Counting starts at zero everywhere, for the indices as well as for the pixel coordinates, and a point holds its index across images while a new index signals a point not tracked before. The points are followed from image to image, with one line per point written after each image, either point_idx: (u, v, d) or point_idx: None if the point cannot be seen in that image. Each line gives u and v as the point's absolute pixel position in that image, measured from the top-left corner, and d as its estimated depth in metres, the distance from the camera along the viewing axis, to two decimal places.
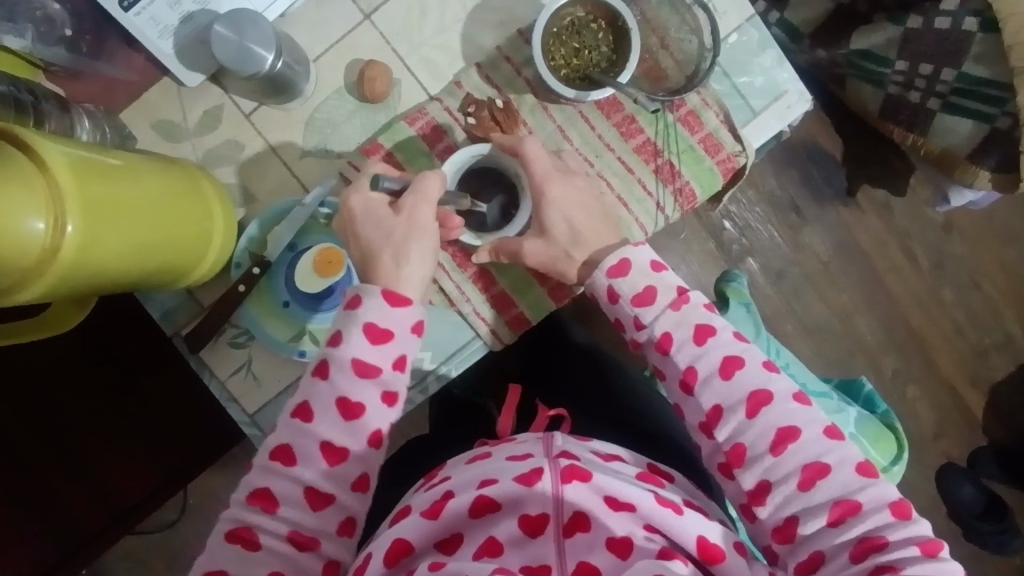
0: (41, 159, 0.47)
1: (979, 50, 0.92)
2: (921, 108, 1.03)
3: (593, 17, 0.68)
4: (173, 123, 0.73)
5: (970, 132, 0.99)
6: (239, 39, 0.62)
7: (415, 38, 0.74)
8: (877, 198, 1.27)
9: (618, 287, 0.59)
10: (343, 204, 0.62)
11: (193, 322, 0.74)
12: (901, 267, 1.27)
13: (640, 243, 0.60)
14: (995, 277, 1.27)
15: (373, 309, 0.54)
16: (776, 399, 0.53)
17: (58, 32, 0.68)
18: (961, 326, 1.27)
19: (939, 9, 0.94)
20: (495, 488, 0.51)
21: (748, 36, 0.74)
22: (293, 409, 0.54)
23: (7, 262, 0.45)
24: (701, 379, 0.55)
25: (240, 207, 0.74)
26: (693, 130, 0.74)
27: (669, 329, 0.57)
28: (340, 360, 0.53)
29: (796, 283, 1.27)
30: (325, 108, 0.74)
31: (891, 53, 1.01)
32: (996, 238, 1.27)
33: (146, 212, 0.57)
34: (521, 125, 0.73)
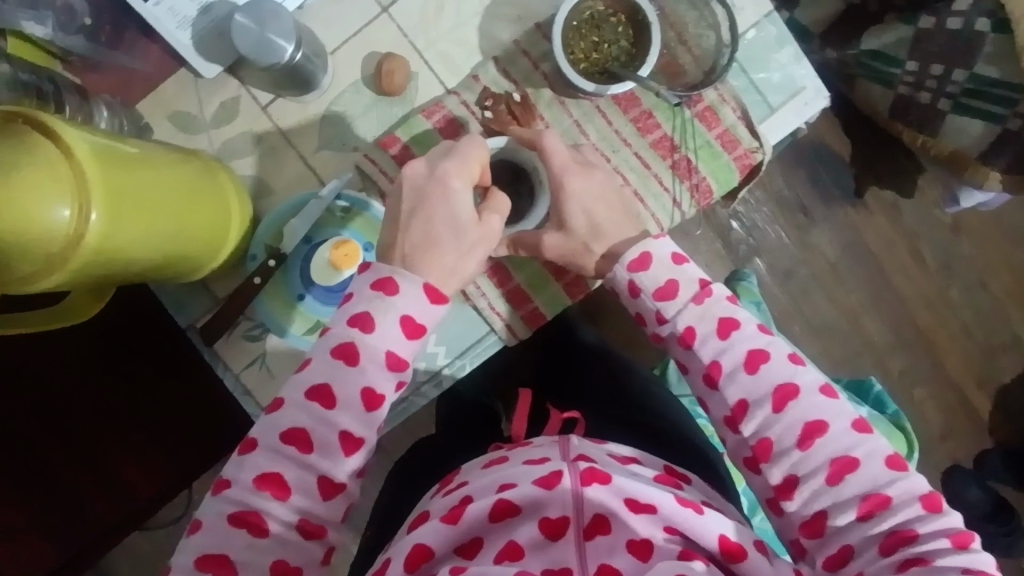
0: (61, 143, 0.47)
1: (992, 50, 0.93)
2: (932, 108, 1.02)
3: (613, 10, 0.66)
4: (189, 115, 0.73)
5: (980, 133, 0.99)
6: (260, 30, 0.62)
7: (432, 32, 0.74)
8: (886, 198, 1.27)
9: (639, 281, 0.60)
10: (439, 171, 0.58)
11: (207, 315, 0.75)
12: (910, 267, 1.27)
13: (661, 236, 0.60)
14: (1002, 278, 1.27)
15: (414, 301, 0.53)
16: (803, 393, 0.53)
17: (78, 22, 0.67)
18: (969, 327, 1.27)
19: (951, 9, 0.95)
20: (515, 492, 0.51)
21: (766, 32, 0.74)
22: (309, 390, 0.51)
23: (31, 249, 0.45)
24: (726, 373, 0.55)
25: (256, 200, 0.74)
26: (710, 126, 0.74)
27: (692, 323, 0.57)
28: (371, 350, 0.51)
29: (803, 283, 1.27)
30: (343, 101, 0.74)
31: (902, 53, 1.01)
32: (1003, 238, 1.27)
33: (162, 202, 0.56)
34: (538, 120, 0.73)
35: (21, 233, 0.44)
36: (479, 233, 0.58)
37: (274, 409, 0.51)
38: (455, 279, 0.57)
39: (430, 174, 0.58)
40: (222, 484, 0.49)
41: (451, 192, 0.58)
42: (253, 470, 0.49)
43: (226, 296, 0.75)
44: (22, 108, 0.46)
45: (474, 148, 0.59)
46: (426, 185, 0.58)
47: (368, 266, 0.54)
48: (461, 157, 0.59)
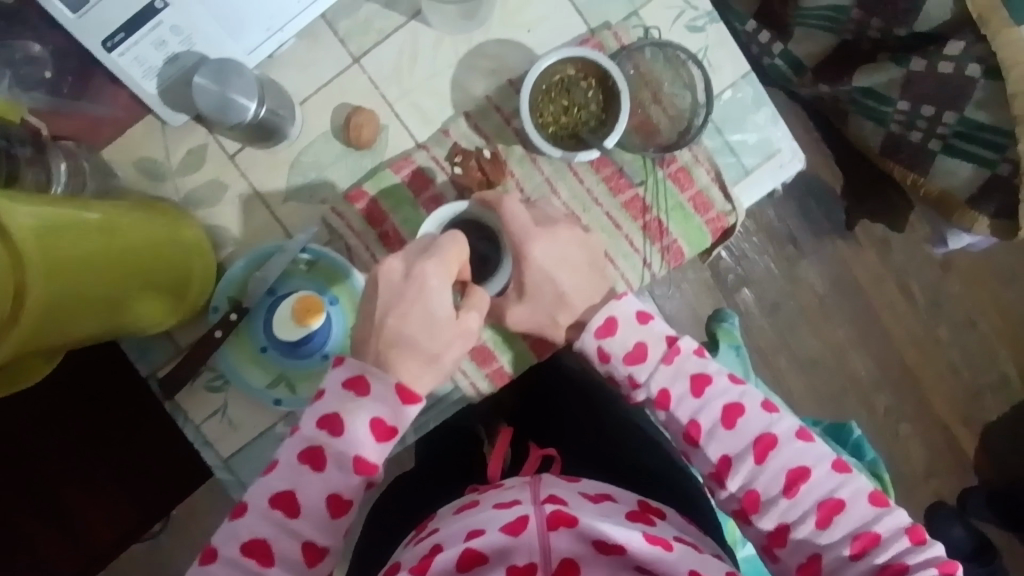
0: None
1: (982, 95, 0.92)
2: (921, 148, 1.01)
3: (585, 74, 0.65)
4: (155, 161, 0.72)
5: (970, 174, 0.97)
6: (221, 89, 0.61)
7: (405, 82, 0.72)
8: (876, 234, 1.26)
9: (608, 347, 0.61)
10: (419, 275, 0.57)
11: (169, 364, 0.73)
12: (898, 304, 1.26)
13: (625, 296, 0.62)
14: (992, 318, 1.26)
15: (382, 404, 0.55)
16: (781, 442, 0.55)
17: (38, 74, 0.67)
18: (956, 365, 1.26)
19: (943, 54, 0.94)
20: (482, 540, 0.50)
21: (743, 92, 0.72)
22: (274, 497, 0.53)
23: None
24: (705, 432, 0.57)
25: (220, 249, 0.73)
26: (683, 188, 0.72)
27: (666, 385, 0.59)
28: (338, 457, 0.53)
29: (790, 316, 1.25)
30: (311, 151, 0.73)
31: (894, 92, 1.01)
32: (994, 277, 1.26)
33: (102, 263, 0.55)
34: (508, 176, 0.72)
35: None
36: (458, 330, 0.59)
37: (236, 515, 0.52)
38: (422, 364, 0.56)
39: (407, 275, 0.58)
40: None
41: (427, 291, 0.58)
42: None
43: (190, 346, 0.73)
44: None
45: (451, 244, 0.58)
46: (402, 287, 0.58)
47: (341, 361, 0.56)
48: (440, 258, 0.58)
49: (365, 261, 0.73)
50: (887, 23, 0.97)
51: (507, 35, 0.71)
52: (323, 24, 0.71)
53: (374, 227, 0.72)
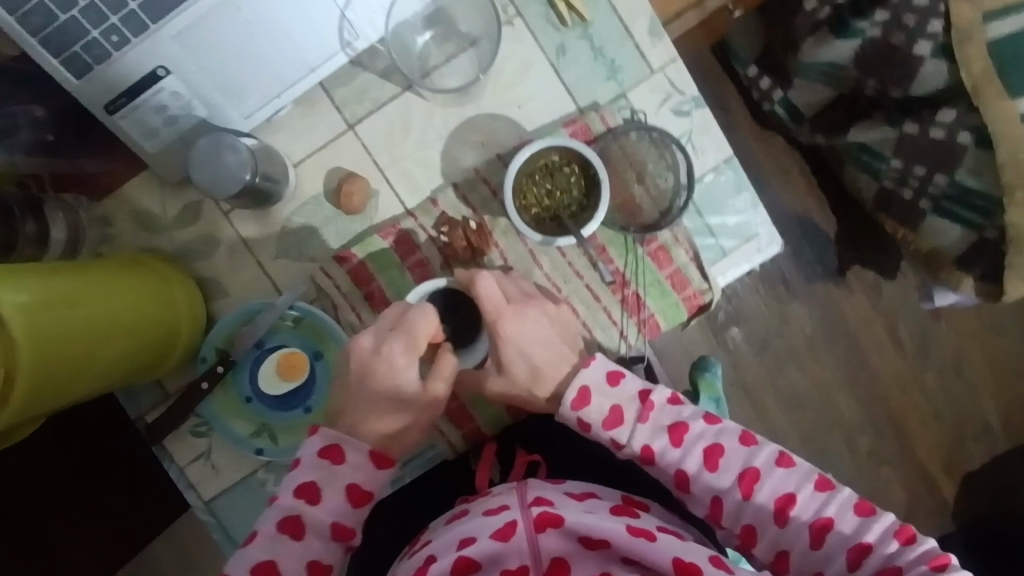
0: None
1: (972, 164, 0.93)
2: (913, 207, 1.02)
3: (567, 161, 0.68)
4: (151, 213, 0.75)
5: (958, 238, 0.99)
6: (215, 170, 0.65)
7: (396, 151, 0.75)
8: (867, 279, 1.21)
9: (586, 417, 0.60)
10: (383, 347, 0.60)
11: (157, 409, 0.76)
12: (886, 346, 1.22)
13: (591, 363, 0.61)
14: (979, 366, 1.22)
15: (359, 470, 0.58)
16: (764, 473, 0.56)
17: (38, 137, 0.68)
18: (941, 412, 1.22)
19: (936, 120, 0.94)
20: (474, 547, 0.51)
21: (724, 176, 0.74)
22: (254, 567, 0.55)
23: None
24: (693, 478, 0.57)
25: (211, 301, 0.76)
26: (662, 266, 0.74)
27: (647, 442, 0.58)
28: (317, 524, 0.56)
29: (779, 354, 1.21)
30: (303, 212, 0.75)
31: (887, 150, 1.01)
32: (982, 327, 1.22)
33: (90, 330, 0.58)
34: (494, 247, 0.74)
35: None
36: (427, 404, 0.61)
37: None
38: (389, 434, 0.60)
39: (376, 352, 0.60)
40: None
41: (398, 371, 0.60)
42: None
43: (178, 393, 0.76)
44: None
45: (421, 318, 0.59)
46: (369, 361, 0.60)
47: (316, 430, 0.59)
48: (407, 337, 0.60)
49: (351, 321, 0.74)
50: (883, 84, 0.96)
51: (497, 110, 0.74)
52: (322, 91, 0.74)
53: (359, 288, 0.74)
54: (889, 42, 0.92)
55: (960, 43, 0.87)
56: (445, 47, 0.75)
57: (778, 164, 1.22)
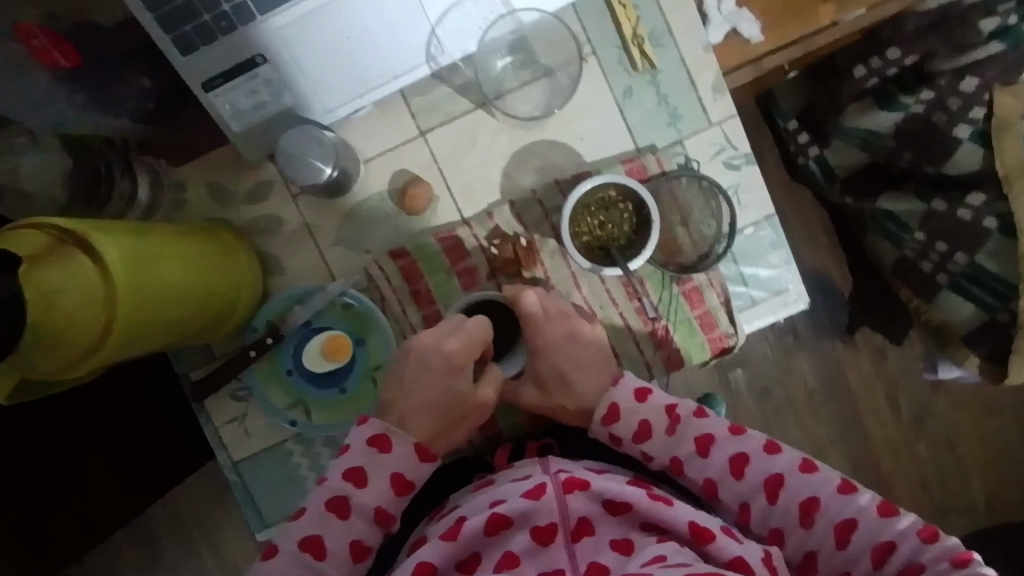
0: (90, 248, 0.52)
1: (994, 246, 0.98)
2: (930, 279, 1.04)
3: (622, 198, 0.73)
4: (224, 187, 0.79)
5: (970, 315, 1.03)
6: (302, 155, 0.69)
7: (460, 163, 0.79)
8: (874, 342, 1.25)
9: (616, 432, 0.66)
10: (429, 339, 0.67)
11: (202, 370, 0.81)
12: (884, 412, 1.26)
13: (620, 381, 0.67)
14: (971, 443, 1.25)
15: (403, 460, 0.63)
16: (786, 478, 0.59)
17: (144, 108, 0.72)
18: (928, 482, 1.25)
19: (965, 201, 0.98)
20: (506, 505, 0.57)
21: (763, 232, 0.79)
22: (303, 541, 0.60)
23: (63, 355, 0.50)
24: (719, 486, 0.62)
25: (268, 277, 0.80)
26: (693, 306, 0.79)
27: (674, 453, 0.63)
28: (362, 507, 0.61)
29: (778, 403, 1.25)
30: (366, 207, 0.80)
31: (913, 223, 1.03)
32: (980, 407, 1.25)
33: (171, 287, 0.61)
34: (539, 266, 0.79)
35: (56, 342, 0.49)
36: (468, 396, 0.68)
37: (269, 555, 0.60)
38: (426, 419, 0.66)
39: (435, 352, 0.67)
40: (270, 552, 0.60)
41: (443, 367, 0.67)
42: None
43: (224, 358, 0.80)
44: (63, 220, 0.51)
45: (477, 328, 0.68)
46: (428, 354, 0.67)
47: (365, 419, 0.64)
48: (461, 332, 0.67)
49: (396, 314, 0.79)
50: (919, 159, 1.01)
51: (561, 139, 0.79)
52: (399, 97, 0.79)
53: (408, 284, 0.79)
54: (932, 120, 0.99)
55: (999, 131, 0.95)
56: (520, 74, 0.80)
57: (803, 219, 1.25)
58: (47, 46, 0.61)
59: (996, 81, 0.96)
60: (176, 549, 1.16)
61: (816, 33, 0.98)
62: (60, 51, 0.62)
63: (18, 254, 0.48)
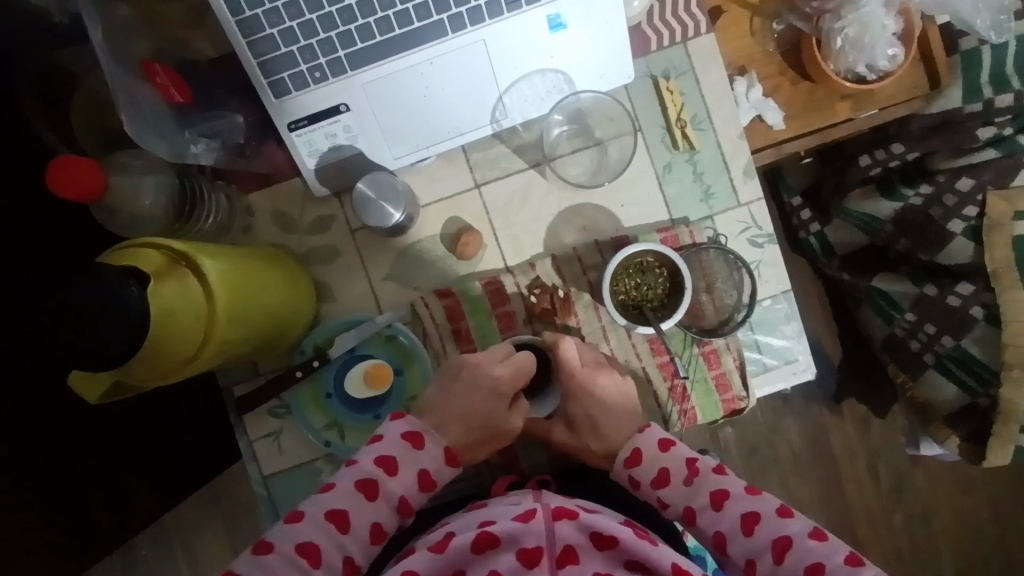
0: (198, 270, 0.58)
1: (980, 333, 1.06)
2: (916, 356, 1.14)
3: (659, 263, 0.81)
4: (290, 217, 0.85)
5: (954, 396, 1.12)
6: (378, 199, 0.76)
7: (511, 216, 0.86)
8: (858, 411, 1.31)
9: (636, 475, 0.72)
10: (485, 375, 0.71)
11: (245, 384, 0.85)
12: (864, 481, 1.31)
13: (646, 430, 0.73)
14: (945, 519, 1.31)
15: (432, 457, 0.67)
16: (795, 541, 0.63)
17: (234, 140, 0.79)
18: (902, 553, 1.31)
19: (955, 289, 1.06)
20: (496, 526, 0.59)
21: (779, 305, 0.86)
22: (329, 511, 0.63)
23: (166, 365, 0.55)
24: (729, 539, 0.67)
25: (320, 303, 0.86)
26: (711, 367, 0.85)
27: (689, 502, 0.69)
28: (389, 493, 0.65)
29: (764, 463, 1.31)
30: (419, 247, 0.86)
31: (904, 302, 1.12)
32: (956, 485, 1.31)
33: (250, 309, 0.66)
34: (573, 316, 0.85)
35: (166, 354, 0.55)
36: (506, 427, 0.74)
37: (293, 520, 0.62)
38: (472, 445, 0.72)
39: (483, 375, 0.71)
40: (265, 547, 0.60)
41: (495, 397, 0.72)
42: (294, 539, 0.61)
43: (269, 375, 0.85)
44: (175, 240, 0.57)
45: (523, 357, 0.73)
46: (480, 380, 0.71)
47: (402, 416, 0.68)
48: (510, 365, 0.72)
49: (436, 349, 0.84)
50: (913, 246, 1.09)
51: (604, 204, 0.86)
52: (461, 152, 0.86)
53: (451, 323, 0.84)
54: (928, 213, 1.07)
55: (990, 230, 1.02)
56: (574, 142, 0.88)
57: (802, 288, 1.32)
58: (166, 83, 0.68)
59: (990, 184, 1.04)
60: (167, 556, 1.18)
61: (833, 125, 1.05)
62: (174, 88, 0.68)
63: (144, 271, 0.54)
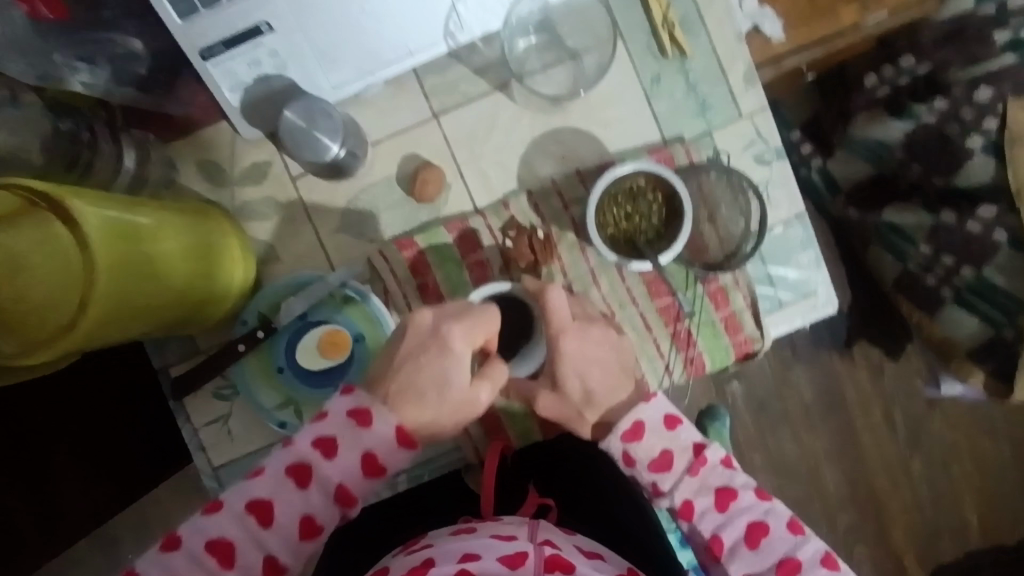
0: (69, 215, 0.47)
1: (1004, 261, 0.88)
2: (934, 294, 0.93)
3: (653, 187, 0.69)
4: (219, 166, 0.73)
5: (973, 331, 0.91)
6: (308, 126, 0.65)
7: (476, 148, 0.74)
8: (871, 357, 1.19)
9: (633, 451, 0.61)
10: (443, 335, 0.56)
11: (183, 364, 0.74)
12: (880, 431, 1.20)
13: (653, 401, 0.61)
14: (966, 463, 1.19)
15: (380, 440, 0.54)
16: (805, 567, 0.56)
17: (134, 71, 0.67)
18: (922, 503, 1.19)
19: (976, 212, 0.88)
20: (478, 562, 0.46)
21: (793, 231, 0.75)
22: (250, 503, 0.52)
23: (26, 331, 0.46)
24: (727, 548, 0.58)
25: (263, 265, 0.74)
26: (718, 307, 0.74)
27: (689, 497, 0.59)
28: (324, 480, 0.53)
29: (774, 418, 1.20)
30: (371, 191, 0.74)
31: (919, 237, 0.92)
32: (978, 427, 1.20)
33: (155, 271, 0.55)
34: (556, 259, 0.73)
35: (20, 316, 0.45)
36: (467, 399, 0.56)
37: (209, 511, 0.52)
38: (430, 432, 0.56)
39: (435, 330, 0.57)
40: (172, 542, 0.51)
41: (453, 357, 0.56)
42: (203, 534, 0.52)
43: (209, 352, 0.74)
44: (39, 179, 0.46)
45: (486, 316, 0.58)
46: (428, 338, 0.56)
47: (351, 391, 0.55)
48: (473, 320, 0.57)
49: (400, 308, 0.73)
50: (928, 169, 0.91)
51: (583, 126, 0.74)
52: (413, 76, 0.74)
53: (416, 277, 0.73)
54: (944, 130, 0.89)
55: (1011, 143, 0.86)
56: (544, 55, 0.75)
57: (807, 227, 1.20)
58: None
59: (1011, 93, 0.87)
60: None
61: (837, 34, 0.94)
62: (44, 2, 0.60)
63: None
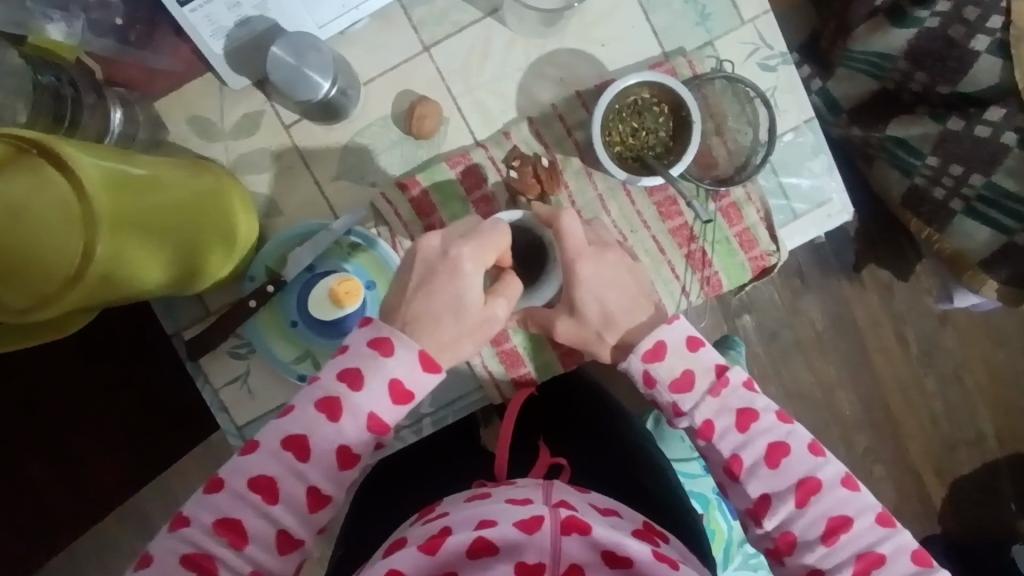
0: (60, 161, 0.45)
1: (1014, 164, 0.82)
2: (942, 207, 0.91)
3: (658, 100, 0.68)
4: (208, 120, 0.71)
5: (985, 241, 0.88)
6: (297, 63, 0.62)
7: (471, 79, 0.72)
8: (881, 278, 1.17)
9: (655, 371, 0.59)
10: (455, 259, 0.56)
11: (196, 326, 0.73)
12: (893, 351, 1.19)
13: (674, 321, 0.59)
14: (979, 375, 1.19)
15: (404, 367, 0.53)
16: (825, 487, 0.55)
17: (110, 21, 0.64)
18: (937, 418, 1.19)
19: (983, 118, 0.83)
20: (494, 530, 0.46)
21: (803, 138, 0.73)
22: (286, 439, 0.50)
23: (30, 284, 0.45)
24: (746, 468, 0.57)
25: (264, 219, 0.72)
26: (732, 223, 0.72)
27: (710, 417, 0.58)
28: (354, 409, 0.52)
29: (786, 347, 1.18)
30: (368, 133, 0.72)
31: (925, 148, 0.89)
32: (988, 337, 1.19)
33: (160, 220, 0.53)
34: (562, 188, 0.72)
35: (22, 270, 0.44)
36: (484, 316, 0.57)
37: (246, 451, 0.50)
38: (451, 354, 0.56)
39: (444, 253, 0.56)
40: (216, 484, 0.50)
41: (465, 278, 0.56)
42: (244, 472, 0.50)
43: (219, 312, 0.73)
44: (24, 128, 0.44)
45: (495, 239, 0.57)
46: (437, 263, 0.56)
47: (369, 322, 0.54)
48: (481, 242, 0.56)
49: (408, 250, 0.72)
50: (932, 81, 0.85)
51: (580, 47, 0.71)
52: (400, 10, 0.71)
53: (421, 219, 0.71)
54: (948, 35, 0.82)
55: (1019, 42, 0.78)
56: None
57: None
58: None
59: None
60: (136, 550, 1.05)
61: None
62: None
63: None
